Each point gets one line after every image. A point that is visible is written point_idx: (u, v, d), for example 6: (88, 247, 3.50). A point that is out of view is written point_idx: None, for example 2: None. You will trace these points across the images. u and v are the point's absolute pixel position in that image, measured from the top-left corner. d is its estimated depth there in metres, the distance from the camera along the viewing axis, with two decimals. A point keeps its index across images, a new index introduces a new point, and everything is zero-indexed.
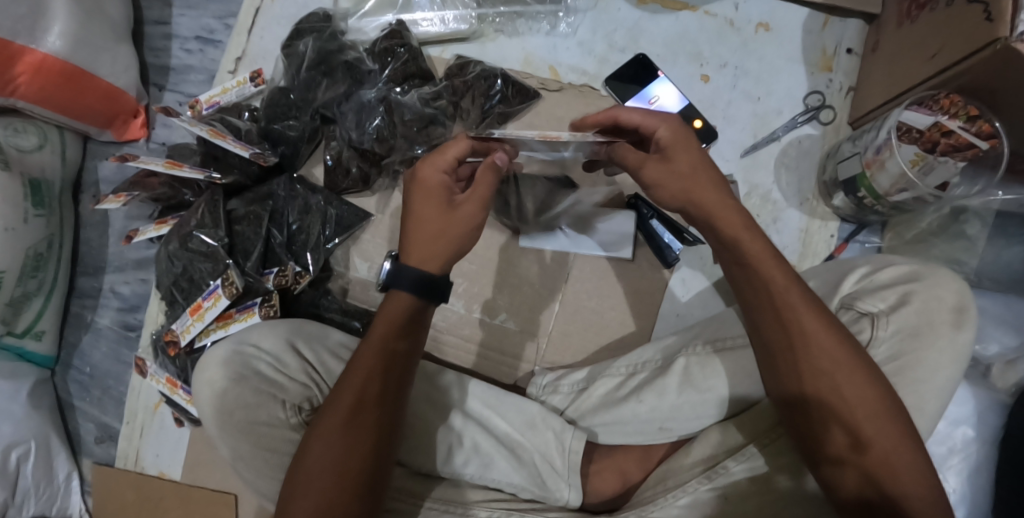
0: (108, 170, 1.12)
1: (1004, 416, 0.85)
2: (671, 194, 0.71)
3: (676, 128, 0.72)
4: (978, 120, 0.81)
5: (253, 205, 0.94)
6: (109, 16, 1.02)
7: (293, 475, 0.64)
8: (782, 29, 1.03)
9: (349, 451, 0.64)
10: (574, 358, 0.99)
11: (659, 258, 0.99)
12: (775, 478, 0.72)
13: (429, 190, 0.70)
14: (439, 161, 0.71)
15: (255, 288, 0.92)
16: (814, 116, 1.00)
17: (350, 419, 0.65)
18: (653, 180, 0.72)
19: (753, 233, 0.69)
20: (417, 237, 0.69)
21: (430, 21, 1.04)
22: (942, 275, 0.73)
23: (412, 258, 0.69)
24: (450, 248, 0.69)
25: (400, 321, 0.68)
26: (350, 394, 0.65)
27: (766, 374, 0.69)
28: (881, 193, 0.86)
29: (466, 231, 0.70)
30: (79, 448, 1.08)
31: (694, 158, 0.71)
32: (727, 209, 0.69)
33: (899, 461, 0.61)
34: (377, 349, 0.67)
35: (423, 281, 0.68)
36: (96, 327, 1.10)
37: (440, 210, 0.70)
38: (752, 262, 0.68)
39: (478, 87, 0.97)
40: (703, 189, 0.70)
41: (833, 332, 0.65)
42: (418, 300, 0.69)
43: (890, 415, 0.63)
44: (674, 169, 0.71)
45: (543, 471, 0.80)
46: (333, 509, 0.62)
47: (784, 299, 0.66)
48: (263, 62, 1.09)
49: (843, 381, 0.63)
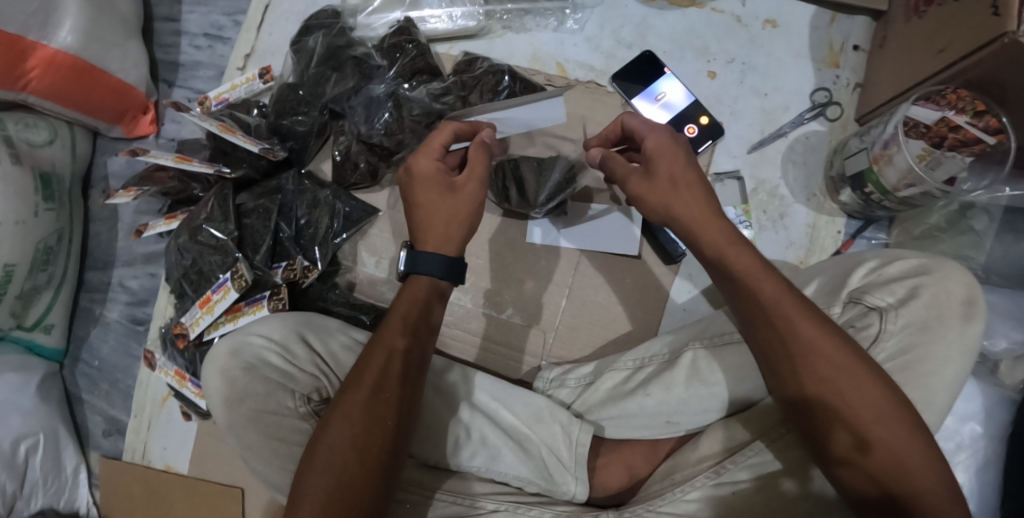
0: (118, 165, 1.13)
1: (1012, 412, 0.85)
2: (652, 207, 0.71)
3: (661, 136, 0.71)
4: (985, 114, 0.81)
5: (262, 199, 0.96)
6: (119, 11, 1.03)
7: (311, 453, 0.64)
8: (789, 26, 1.03)
9: (370, 427, 0.64)
10: (581, 352, 0.99)
11: (664, 254, 1.00)
12: (780, 483, 0.72)
13: (427, 180, 0.71)
14: (429, 151, 0.72)
15: (263, 281, 0.92)
16: (821, 112, 1.00)
17: (372, 396, 0.65)
18: (636, 194, 0.72)
19: (742, 247, 0.69)
20: (429, 223, 0.70)
21: (438, 18, 1.05)
22: (951, 268, 0.73)
23: (428, 244, 0.70)
24: (463, 226, 0.71)
25: (423, 301, 0.70)
26: (371, 373, 0.66)
27: (770, 382, 0.69)
28: (889, 189, 0.86)
29: (473, 209, 0.72)
30: (87, 441, 1.09)
31: (678, 169, 0.69)
32: (711, 227, 0.69)
33: (911, 457, 0.61)
34: (403, 326, 0.68)
35: (452, 265, 0.70)
36: (105, 320, 1.11)
37: (443, 195, 0.71)
38: (740, 277, 0.68)
39: (486, 82, 0.96)
40: (684, 203, 0.69)
41: (831, 339, 0.65)
42: (442, 280, 0.71)
43: (898, 414, 0.62)
44: (656, 184, 0.70)
45: (550, 464, 0.80)
46: (352, 487, 0.62)
47: (778, 311, 0.66)
48: (272, 58, 1.10)
49: (846, 387, 0.63)
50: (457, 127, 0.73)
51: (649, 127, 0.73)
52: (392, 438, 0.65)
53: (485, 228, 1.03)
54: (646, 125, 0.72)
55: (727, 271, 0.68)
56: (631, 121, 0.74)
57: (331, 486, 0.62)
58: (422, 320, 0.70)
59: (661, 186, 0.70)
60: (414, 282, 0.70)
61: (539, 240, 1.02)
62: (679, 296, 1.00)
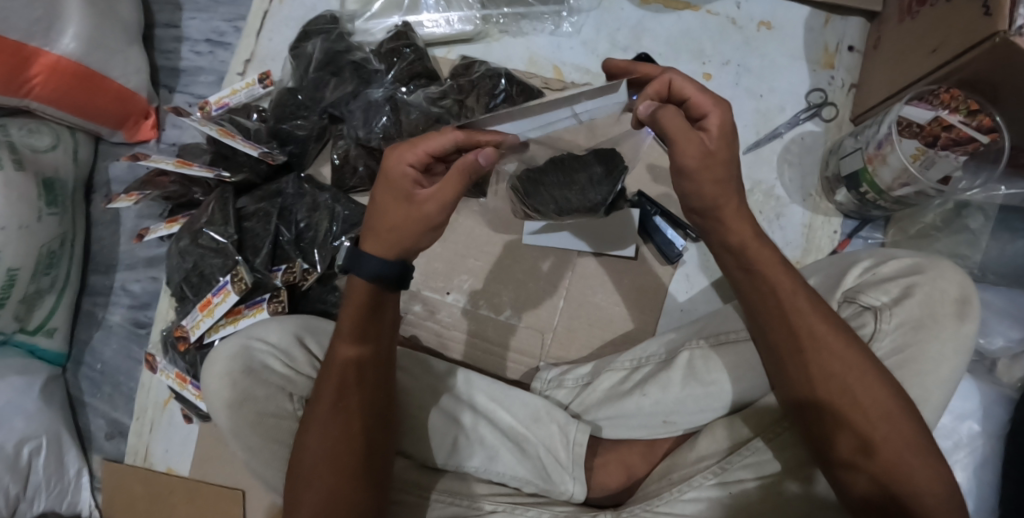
0: (120, 170, 1.14)
1: (1010, 410, 0.85)
2: (700, 191, 0.66)
3: (727, 111, 0.64)
4: (978, 114, 0.81)
5: (262, 202, 0.97)
6: (121, 18, 1.04)
7: (293, 467, 0.66)
8: (784, 27, 1.04)
9: (343, 432, 0.66)
10: (580, 352, 1.00)
11: (660, 255, 1.00)
12: (784, 484, 0.72)
13: (393, 181, 0.65)
14: (412, 151, 0.65)
15: (264, 284, 0.94)
16: (816, 112, 1.01)
17: (334, 406, 0.67)
18: (690, 168, 0.64)
19: (763, 241, 0.68)
20: (380, 226, 0.65)
21: (436, 22, 1.06)
22: (945, 267, 0.73)
23: (372, 244, 0.65)
24: (404, 240, 0.65)
25: (366, 304, 0.67)
26: (331, 382, 0.68)
27: (779, 380, 0.69)
28: (884, 188, 0.87)
29: (420, 227, 0.65)
30: (89, 444, 1.10)
31: (730, 154, 0.65)
32: (738, 217, 0.68)
33: (909, 458, 0.61)
34: (352, 329, 0.67)
35: (391, 267, 0.65)
36: (108, 324, 1.12)
37: (400, 204, 0.65)
38: (761, 269, 0.68)
39: (483, 86, 0.96)
40: (728, 203, 0.67)
41: (841, 336, 0.65)
42: (383, 285, 0.66)
43: (902, 414, 0.63)
44: (716, 166, 0.64)
45: (548, 464, 0.80)
46: (338, 494, 0.64)
47: (793, 304, 0.67)
48: (272, 63, 1.11)
49: (855, 383, 0.63)
50: (457, 138, 0.65)
51: (710, 99, 0.64)
52: (361, 442, 0.67)
53: (483, 230, 1.04)
54: (709, 96, 0.64)
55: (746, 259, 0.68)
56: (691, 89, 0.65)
57: (323, 493, 0.63)
58: (371, 324, 0.68)
59: (716, 166, 0.64)
60: (351, 283, 0.67)
61: (540, 244, 1.02)
62: (678, 294, 1.01)
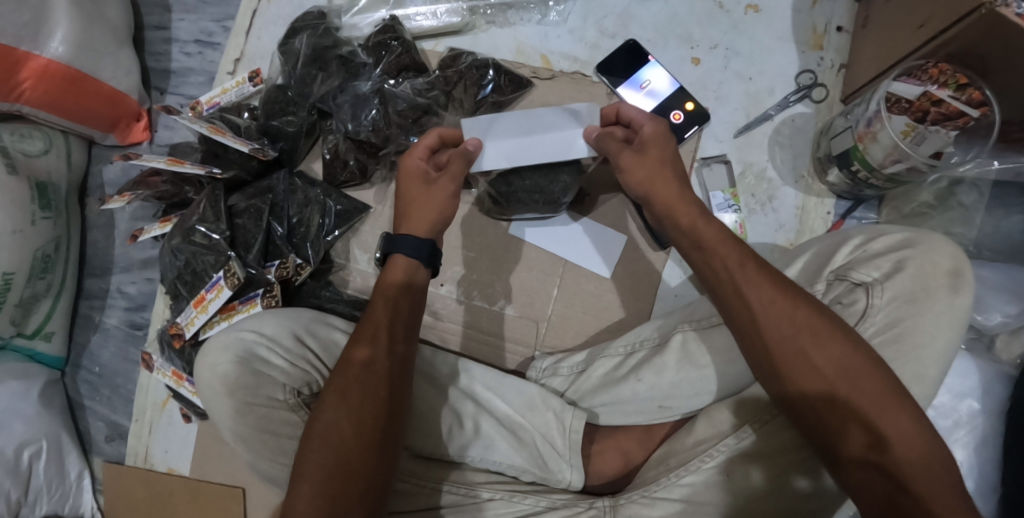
0: (113, 173, 1.14)
1: (1009, 387, 0.85)
2: (635, 181, 0.73)
3: (659, 127, 0.75)
4: (967, 88, 0.81)
5: (254, 199, 0.95)
6: (109, 20, 1.04)
7: (305, 434, 0.65)
8: (771, 10, 1.04)
9: (361, 400, 0.65)
10: (574, 341, 1.00)
11: (653, 239, 1.00)
12: (793, 480, 0.69)
13: (411, 174, 0.76)
14: (415, 152, 0.77)
15: (256, 280, 0.92)
16: (806, 94, 1.00)
17: (365, 370, 0.67)
18: (625, 167, 0.73)
19: (707, 220, 0.70)
20: (408, 212, 0.74)
21: (423, 15, 1.06)
22: (936, 240, 0.72)
23: (404, 227, 0.74)
24: (435, 213, 0.74)
25: (403, 278, 0.72)
26: (365, 345, 0.68)
27: (747, 357, 0.68)
28: (875, 165, 0.86)
29: (447, 200, 0.75)
30: (90, 447, 1.10)
31: (667, 153, 0.74)
32: (681, 203, 0.71)
33: (879, 417, 0.60)
34: (385, 304, 0.71)
35: (426, 248, 0.72)
36: (104, 326, 1.12)
37: (421, 186, 0.75)
38: (708, 247, 0.69)
39: (470, 77, 0.97)
40: (664, 182, 0.72)
41: (790, 299, 0.65)
42: (417, 262, 0.73)
43: (864, 370, 0.62)
44: (647, 161, 0.73)
45: (546, 453, 0.80)
46: (348, 460, 0.63)
47: (741, 274, 0.66)
48: (261, 62, 1.12)
49: (808, 345, 0.63)
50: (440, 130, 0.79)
51: (644, 115, 0.76)
52: (387, 409, 0.66)
53: (474, 222, 1.03)
54: (643, 113, 0.76)
55: (697, 241, 0.70)
56: (626, 112, 0.78)
57: (332, 458, 0.63)
58: (406, 300, 0.71)
59: (650, 162, 0.73)
60: (394, 260, 0.72)
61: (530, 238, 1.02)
62: (670, 280, 1.00)
